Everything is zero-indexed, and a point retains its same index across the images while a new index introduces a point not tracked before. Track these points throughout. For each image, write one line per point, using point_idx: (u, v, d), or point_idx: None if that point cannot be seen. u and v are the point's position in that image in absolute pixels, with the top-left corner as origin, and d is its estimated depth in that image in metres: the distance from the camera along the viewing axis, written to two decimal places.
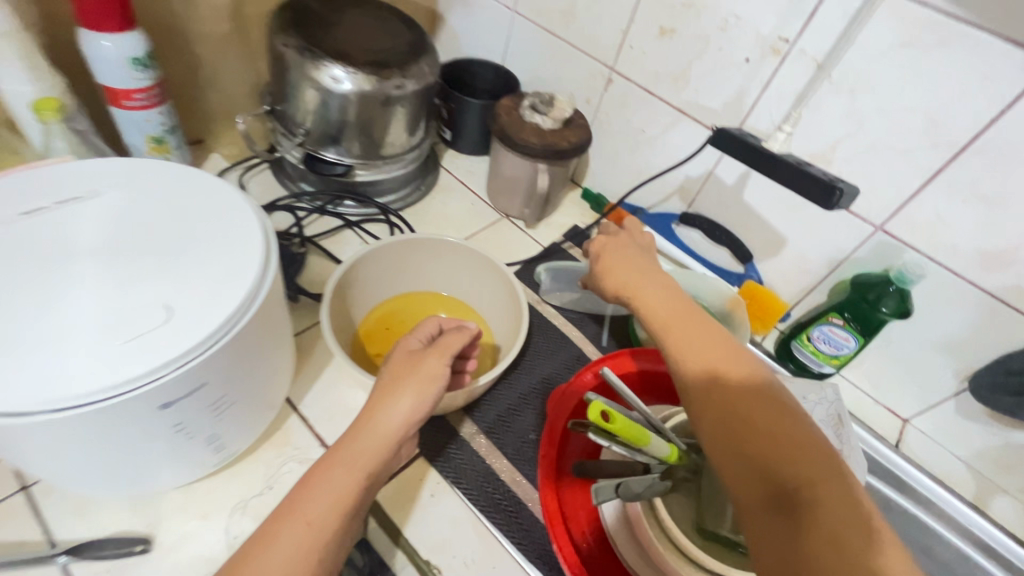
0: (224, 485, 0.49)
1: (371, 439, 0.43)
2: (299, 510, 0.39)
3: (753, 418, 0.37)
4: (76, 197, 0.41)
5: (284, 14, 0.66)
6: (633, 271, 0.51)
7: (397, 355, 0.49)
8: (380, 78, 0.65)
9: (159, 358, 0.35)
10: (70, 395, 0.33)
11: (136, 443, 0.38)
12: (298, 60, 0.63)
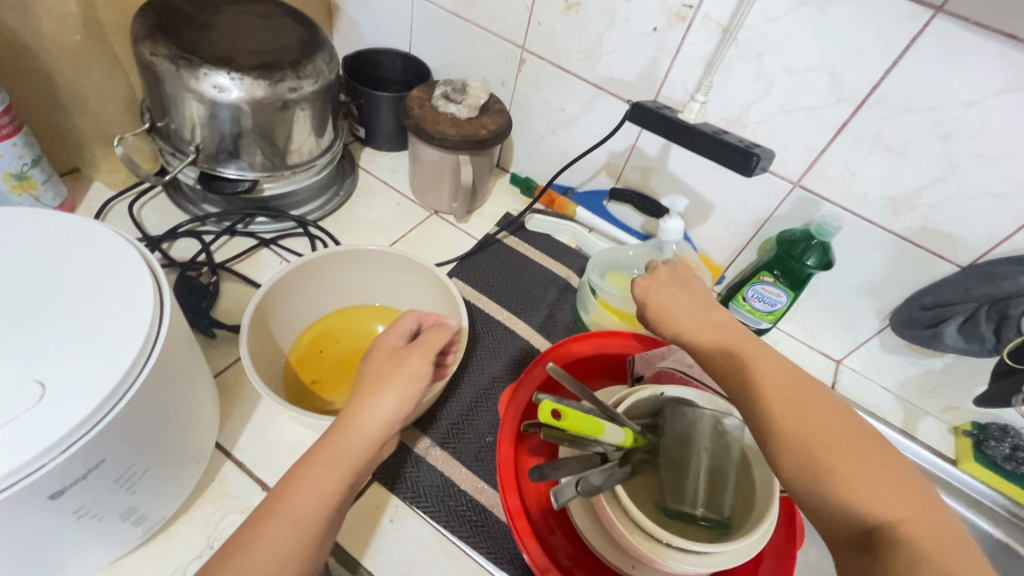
0: (156, 553, 0.45)
1: (355, 437, 0.40)
2: (280, 513, 0.35)
3: (830, 452, 0.32)
4: None
5: (148, 20, 0.59)
6: (690, 312, 0.44)
7: (377, 354, 0.44)
8: (271, 81, 0.59)
9: (37, 445, 0.29)
10: None
11: (31, 543, 0.32)
12: (171, 70, 0.57)
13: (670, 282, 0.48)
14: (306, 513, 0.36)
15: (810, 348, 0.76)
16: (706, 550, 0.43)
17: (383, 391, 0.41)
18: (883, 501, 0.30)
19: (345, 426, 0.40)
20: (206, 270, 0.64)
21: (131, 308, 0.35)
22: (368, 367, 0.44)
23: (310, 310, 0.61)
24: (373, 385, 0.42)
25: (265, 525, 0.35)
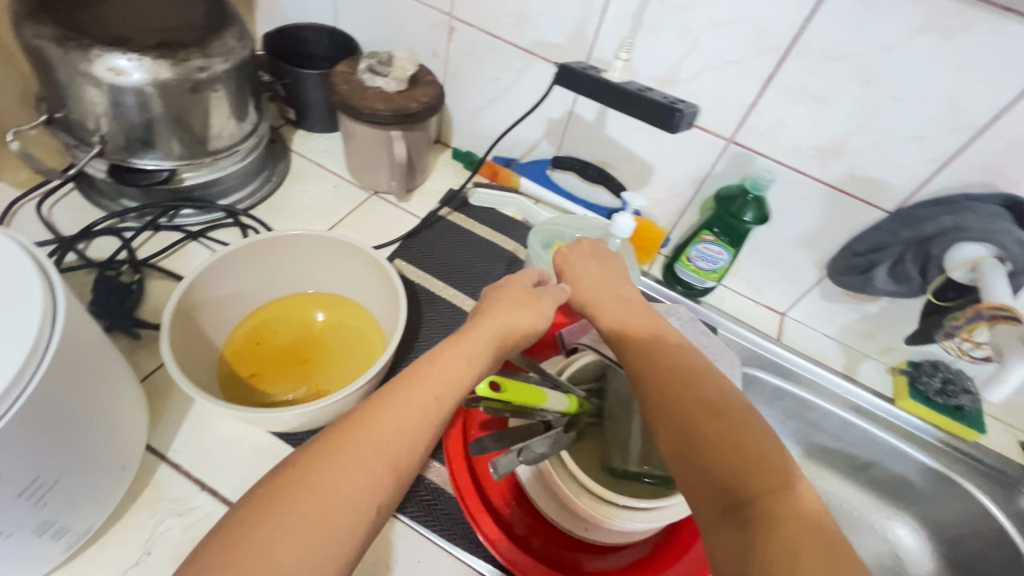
0: (88, 564, 0.43)
1: (490, 335, 0.43)
2: (420, 383, 0.37)
3: (702, 418, 0.35)
4: None
5: (29, 1, 0.54)
6: (600, 284, 0.50)
7: (515, 284, 0.50)
8: (175, 61, 0.55)
9: None
10: None
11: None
12: (60, 54, 0.52)
13: (592, 261, 0.53)
14: (446, 388, 0.38)
15: (756, 303, 0.77)
16: (648, 505, 0.44)
17: (518, 309, 0.47)
18: (751, 469, 0.32)
19: (479, 327, 0.43)
20: (128, 269, 0.61)
21: (16, 310, 0.33)
22: (504, 291, 0.49)
23: (243, 301, 0.58)
24: (513, 303, 0.47)
25: (404, 391, 0.37)
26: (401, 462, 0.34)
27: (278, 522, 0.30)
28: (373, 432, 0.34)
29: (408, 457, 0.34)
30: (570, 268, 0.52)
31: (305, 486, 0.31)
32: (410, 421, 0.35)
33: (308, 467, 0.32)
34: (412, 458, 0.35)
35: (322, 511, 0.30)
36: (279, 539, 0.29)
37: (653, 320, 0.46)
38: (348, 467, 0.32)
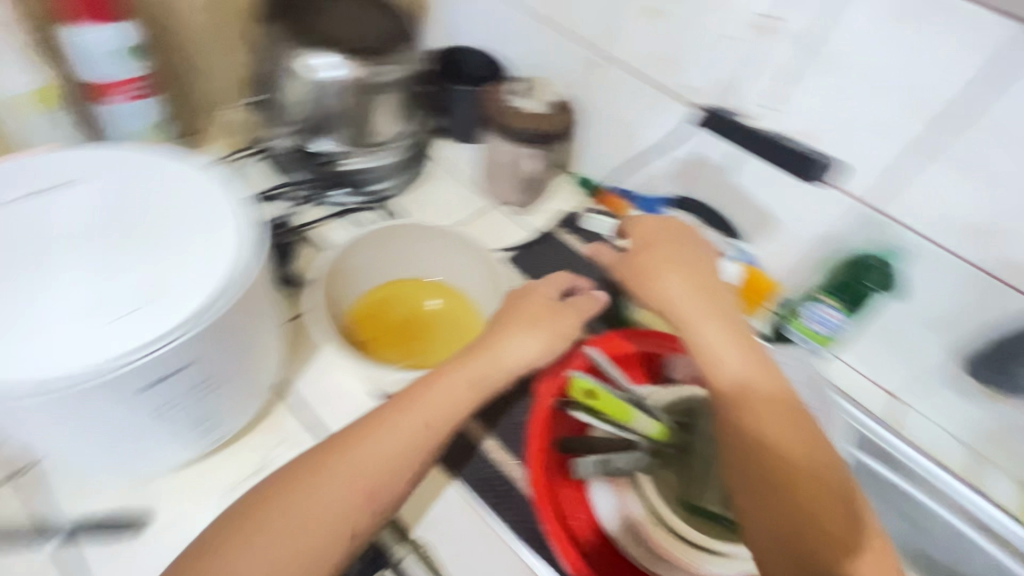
0: (217, 466, 0.51)
1: (490, 367, 0.51)
2: (408, 413, 0.47)
3: (790, 486, 0.41)
4: (65, 181, 0.42)
5: (274, 9, 0.67)
6: (691, 288, 0.51)
7: (531, 297, 0.57)
8: (364, 65, 0.65)
9: (141, 339, 0.36)
10: (58, 375, 0.34)
11: (117, 424, 0.39)
12: (284, 51, 0.65)
13: (676, 251, 0.54)
14: (439, 416, 0.47)
15: (873, 383, 0.71)
16: (721, 547, 0.45)
17: (528, 337, 0.53)
18: (833, 546, 0.39)
19: (480, 355, 0.52)
20: (286, 231, 0.70)
21: (220, 249, 0.40)
22: (514, 310, 0.55)
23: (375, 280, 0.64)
24: (532, 316, 0.55)
25: (393, 421, 0.46)
26: (387, 480, 0.44)
27: (278, 514, 0.41)
28: (357, 458, 0.44)
29: (395, 473, 0.44)
30: (646, 259, 0.53)
31: (301, 490, 0.42)
32: (393, 448, 0.45)
33: (309, 474, 0.43)
34: (396, 477, 0.44)
35: (313, 514, 0.41)
36: (280, 529, 0.40)
37: (741, 335, 0.49)
38: (337, 482, 0.43)
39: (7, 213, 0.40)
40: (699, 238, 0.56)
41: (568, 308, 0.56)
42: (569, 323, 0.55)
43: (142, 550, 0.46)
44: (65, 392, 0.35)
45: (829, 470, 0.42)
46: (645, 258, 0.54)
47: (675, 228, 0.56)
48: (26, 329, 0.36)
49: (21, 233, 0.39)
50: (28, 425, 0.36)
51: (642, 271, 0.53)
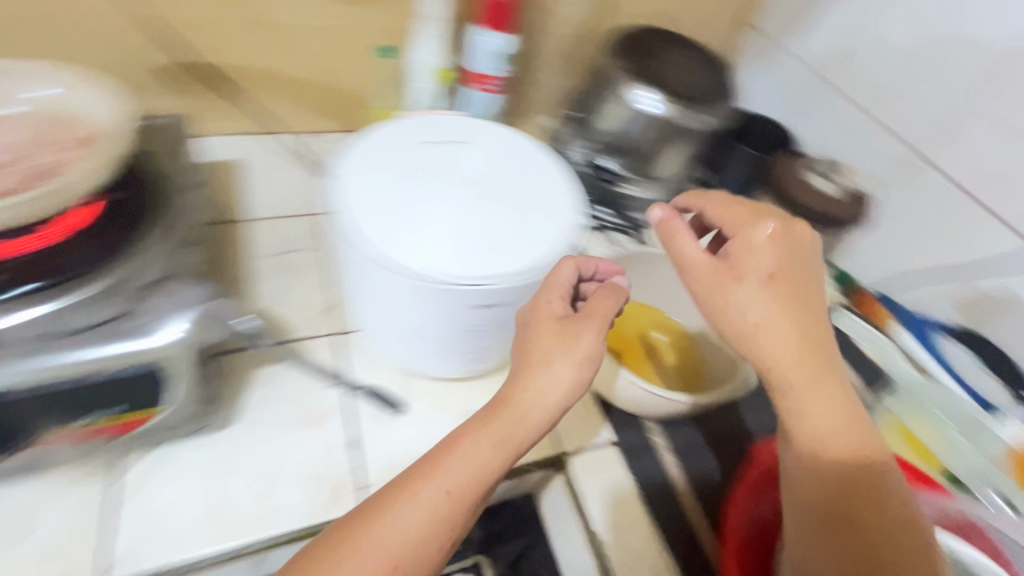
0: (462, 392, 0.61)
1: (519, 417, 0.43)
2: (437, 478, 0.42)
3: (870, 554, 0.42)
4: (460, 139, 0.54)
5: (622, 45, 0.76)
6: (816, 360, 0.45)
7: (547, 344, 0.45)
8: (684, 112, 0.72)
9: (496, 273, 0.46)
10: (436, 276, 0.45)
11: (443, 326, 0.50)
12: (620, 81, 0.73)
13: (771, 268, 0.46)
14: (462, 481, 0.42)
15: None
16: None
17: (570, 351, 0.44)
18: None
19: (501, 409, 0.44)
20: None
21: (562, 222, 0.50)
22: (535, 344, 0.45)
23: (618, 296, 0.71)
24: (559, 345, 0.44)
25: (414, 488, 0.41)
26: (424, 551, 0.40)
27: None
28: (377, 534, 0.39)
29: (435, 539, 0.40)
30: (733, 296, 0.46)
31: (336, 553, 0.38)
32: (421, 520, 0.40)
33: (340, 543, 0.39)
34: (428, 550, 0.40)
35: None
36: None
37: (828, 375, 0.45)
38: (377, 544, 0.39)
39: (419, 150, 0.52)
40: (748, 221, 0.49)
41: (586, 312, 0.46)
42: (548, 377, 0.44)
43: (396, 428, 0.57)
44: (440, 292, 0.46)
45: (921, 550, 0.43)
46: (738, 292, 0.46)
47: (783, 241, 0.47)
48: (420, 236, 0.47)
49: (425, 167, 0.51)
50: (401, 303, 0.48)
51: (726, 304, 0.46)
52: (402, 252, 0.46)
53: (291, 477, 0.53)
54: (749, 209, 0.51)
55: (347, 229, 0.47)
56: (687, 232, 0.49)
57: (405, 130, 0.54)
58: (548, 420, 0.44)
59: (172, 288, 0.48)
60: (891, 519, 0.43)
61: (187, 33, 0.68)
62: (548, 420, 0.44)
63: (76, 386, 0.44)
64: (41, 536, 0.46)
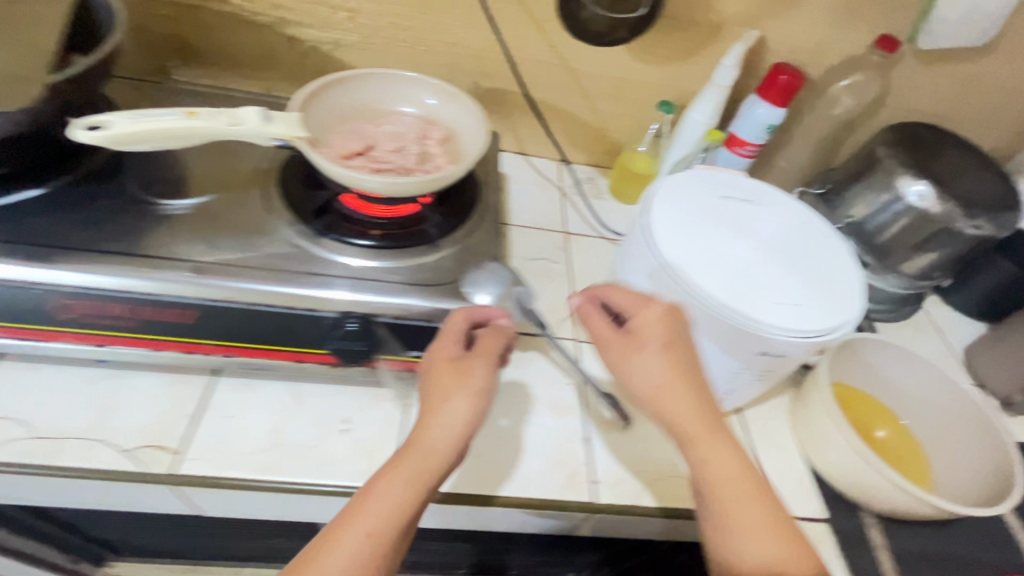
0: None
1: (427, 456, 0.47)
2: (353, 537, 0.43)
3: None
4: (753, 199, 0.60)
5: (900, 135, 0.78)
6: (701, 425, 0.47)
7: (446, 380, 0.50)
8: (960, 213, 0.72)
9: (792, 327, 0.51)
10: (737, 316, 0.52)
11: (716, 359, 0.56)
12: (892, 170, 0.76)
13: (659, 342, 0.49)
14: (382, 525, 0.44)
15: None
16: None
17: (479, 376, 0.50)
18: None
19: (395, 470, 0.46)
20: None
21: (852, 291, 0.54)
22: (438, 381, 0.50)
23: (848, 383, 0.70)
24: (454, 384, 0.50)
25: (337, 541, 0.42)
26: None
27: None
28: None
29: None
30: (633, 363, 0.49)
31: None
32: (345, 563, 0.42)
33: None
34: None
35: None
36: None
37: (721, 432, 0.47)
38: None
39: (718, 201, 0.59)
40: (641, 301, 0.52)
41: (466, 367, 0.51)
42: (451, 412, 0.49)
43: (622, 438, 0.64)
44: (738, 329, 0.52)
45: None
46: (639, 360, 0.49)
47: (676, 319, 0.51)
48: (723, 278, 0.54)
49: (724, 217, 0.58)
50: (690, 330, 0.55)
51: (627, 375, 0.50)
52: (708, 288, 0.53)
53: (534, 449, 0.61)
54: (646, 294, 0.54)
55: (663, 258, 0.54)
56: (598, 312, 0.53)
57: (704, 179, 0.61)
58: (468, 436, 0.49)
59: (494, 268, 0.60)
60: (798, 555, 0.44)
61: (510, 66, 0.83)
62: (468, 438, 0.49)
63: (422, 326, 0.56)
64: (354, 435, 0.56)
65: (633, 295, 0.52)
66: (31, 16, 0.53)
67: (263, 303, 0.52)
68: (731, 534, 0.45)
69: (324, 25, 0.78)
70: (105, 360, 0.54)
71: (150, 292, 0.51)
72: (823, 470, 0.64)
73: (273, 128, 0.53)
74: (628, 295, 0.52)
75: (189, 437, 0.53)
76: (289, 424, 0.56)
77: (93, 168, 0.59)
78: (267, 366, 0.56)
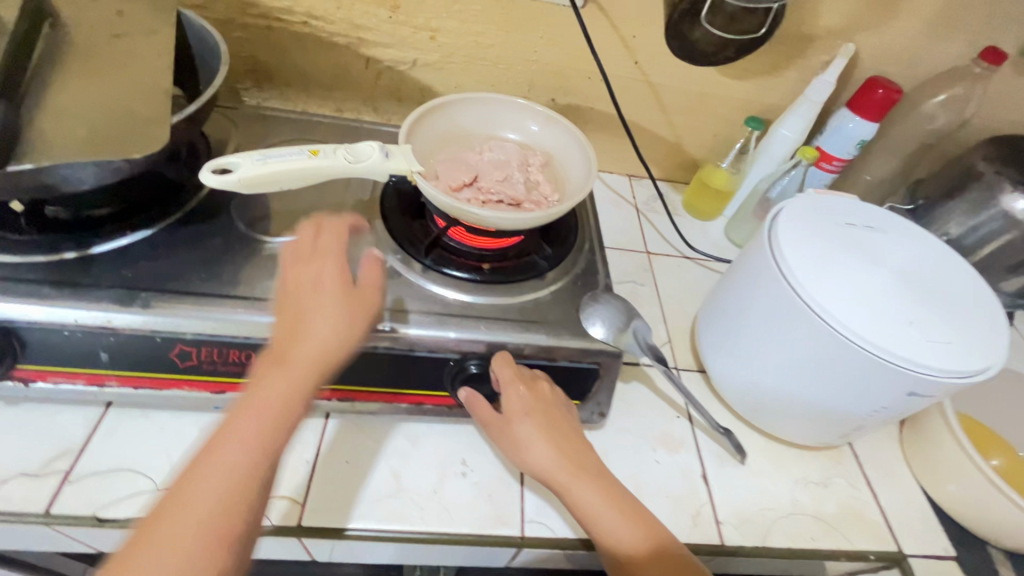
0: (795, 458, 0.63)
1: (312, 351, 0.43)
2: (179, 524, 0.35)
3: None
4: (874, 225, 0.58)
5: (1002, 149, 0.75)
6: (571, 468, 0.49)
7: (298, 312, 0.45)
8: None
9: (950, 365, 0.49)
10: (892, 353, 0.50)
11: (854, 396, 0.54)
12: (997, 184, 0.74)
13: (531, 400, 0.51)
14: (269, 434, 0.39)
15: None
16: None
17: (338, 307, 0.45)
18: None
19: (223, 437, 0.39)
20: None
21: (996, 325, 0.52)
22: (291, 322, 0.45)
23: (959, 409, 0.68)
24: (308, 324, 0.44)
25: (215, 459, 0.38)
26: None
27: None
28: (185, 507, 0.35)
29: (214, 556, 0.35)
30: (515, 433, 0.51)
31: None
32: (232, 473, 0.37)
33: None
34: (255, 483, 0.38)
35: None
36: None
37: (589, 470, 0.50)
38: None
39: (841, 229, 0.57)
40: (513, 376, 0.52)
41: (314, 297, 0.46)
42: (299, 341, 0.44)
43: (739, 474, 0.61)
44: (894, 369, 0.50)
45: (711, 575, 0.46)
46: (516, 427, 0.51)
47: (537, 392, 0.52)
48: (868, 311, 0.52)
49: (853, 245, 0.56)
50: (829, 368, 0.53)
51: (513, 444, 0.51)
52: (855, 323, 0.51)
53: (656, 488, 0.58)
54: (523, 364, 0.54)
55: (799, 294, 0.53)
56: (482, 399, 0.54)
57: (824, 206, 0.60)
58: (324, 375, 0.43)
59: (608, 298, 0.58)
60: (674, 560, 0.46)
61: (591, 83, 0.80)
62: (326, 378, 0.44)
63: (541, 364, 0.55)
64: (473, 478, 0.55)
65: (502, 364, 0.52)
66: (139, 51, 0.52)
67: (384, 344, 0.51)
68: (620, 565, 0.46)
69: (402, 45, 0.76)
70: (220, 407, 0.52)
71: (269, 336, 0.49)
72: (943, 502, 0.62)
73: (391, 163, 0.52)
74: (501, 367, 0.52)
75: (306, 484, 0.52)
76: (406, 468, 0.54)
77: (193, 207, 0.57)
78: (379, 409, 0.55)
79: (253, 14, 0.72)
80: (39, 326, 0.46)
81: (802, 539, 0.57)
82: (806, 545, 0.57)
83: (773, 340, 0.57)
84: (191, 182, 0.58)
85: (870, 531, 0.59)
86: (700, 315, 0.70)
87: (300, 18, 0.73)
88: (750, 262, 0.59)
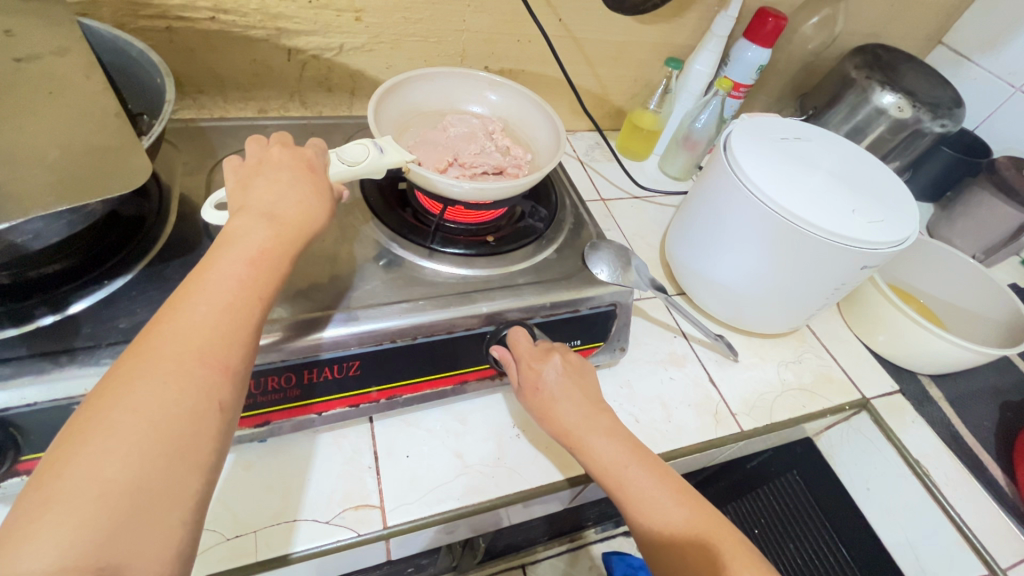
0: (772, 347, 0.74)
1: (279, 217, 0.39)
2: (168, 351, 0.32)
3: (674, 521, 0.44)
4: (798, 138, 0.68)
5: (866, 57, 0.89)
6: (583, 416, 0.51)
7: (259, 178, 0.42)
8: (920, 111, 0.86)
9: (890, 238, 0.59)
10: (849, 235, 0.58)
11: (817, 282, 0.64)
12: (865, 84, 0.87)
13: (556, 365, 0.53)
14: (243, 292, 0.35)
15: None
16: None
17: (297, 186, 0.42)
18: (702, 533, 0.44)
19: (202, 274, 0.35)
20: None
21: (907, 203, 0.64)
22: (252, 185, 0.41)
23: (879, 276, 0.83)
24: (275, 190, 0.41)
25: (189, 312, 0.33)
26: (199, 402, 0.31)
27: (55, 509, 0.26)
28: (161, 358, 0.31)
29: (208, 387, 0.32)
30: (532, 393, 0.52)
31: (70, 454, 0.28)
32: (207, 321, 0.33)
33: (64, 456, 0.28)
34: (232, 337, 0.34)
35: (138, 466, 0.28)
36: (92, 489, 0.27)
37: (604, 414, 0.51)
38: (133, 411, 0.29)
39: (778, 144, 0.66)
40: (538, 356, 0.53)
41: (276, 165, 0.43)
42: (272, 200, 0.40)
43: (736, 371, 0.70)
44: (849, 249, 0.59)
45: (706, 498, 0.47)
46: (529, 384, 0.52)
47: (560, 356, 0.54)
48: (819, 204, 0.60)
49: (791, 157, 0.65)
50: (796, 260, 0.62)
51: (529, 407, 0.53)
52: (814, 214, 0.59)
53: (679, 404, 0.64)
54: (540, 340, 0.56)
55: (763, 201, 0.60)
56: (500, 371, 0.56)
57: (760, 125, 0.69)
58: (305, 231, 0.40)
59: (605, 245, 0.64)
60: (677, 483, 0.47)
61: (521, 46, 0.82)
62: (307, 239, 0.40)
63: (570, 317, 0.59)
64: (529, 436, 0.57)
65: (521, 346, 0.54)
66: (59, 73, 0.43)
67: (423, 334, 0.52)
68: (626, 491, 0.46)
69: (326, 31, 0.71)
70: (266, 437, 0.50)
71: (312, 351, 0.48)
72: (880, 351, 0.76)
73: (387, 157, 0.51)
74: (519, 343, 0.54)
75: (378, 488, 0.51)
76: (465, 445, 0.56)
77: (164, 241, 0.51)
78: (427, 400, 0.55)
79: (147, 16, 0.63)
80: (41, 406, 0.41)
81: (797, 409, 0.68)
82: (801, 412, 0.68)
83: (747, 247, 0.64)
84: (153, 214, 0.52)
85: (840, 387, 0.72)
86: (669, 246, 0.77)
87: (206, 13, 0.65)
88: (717, 184, 0.66)
